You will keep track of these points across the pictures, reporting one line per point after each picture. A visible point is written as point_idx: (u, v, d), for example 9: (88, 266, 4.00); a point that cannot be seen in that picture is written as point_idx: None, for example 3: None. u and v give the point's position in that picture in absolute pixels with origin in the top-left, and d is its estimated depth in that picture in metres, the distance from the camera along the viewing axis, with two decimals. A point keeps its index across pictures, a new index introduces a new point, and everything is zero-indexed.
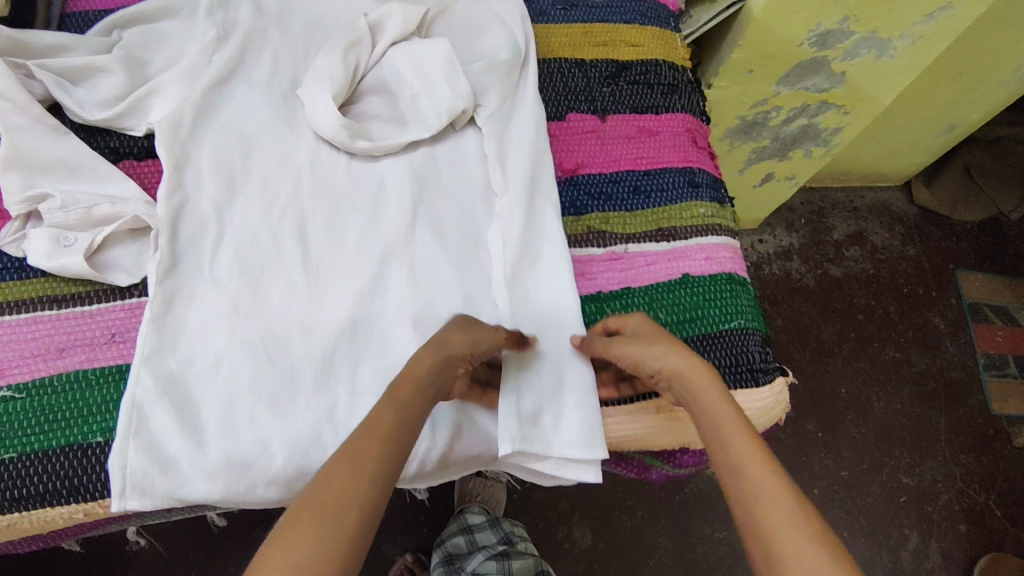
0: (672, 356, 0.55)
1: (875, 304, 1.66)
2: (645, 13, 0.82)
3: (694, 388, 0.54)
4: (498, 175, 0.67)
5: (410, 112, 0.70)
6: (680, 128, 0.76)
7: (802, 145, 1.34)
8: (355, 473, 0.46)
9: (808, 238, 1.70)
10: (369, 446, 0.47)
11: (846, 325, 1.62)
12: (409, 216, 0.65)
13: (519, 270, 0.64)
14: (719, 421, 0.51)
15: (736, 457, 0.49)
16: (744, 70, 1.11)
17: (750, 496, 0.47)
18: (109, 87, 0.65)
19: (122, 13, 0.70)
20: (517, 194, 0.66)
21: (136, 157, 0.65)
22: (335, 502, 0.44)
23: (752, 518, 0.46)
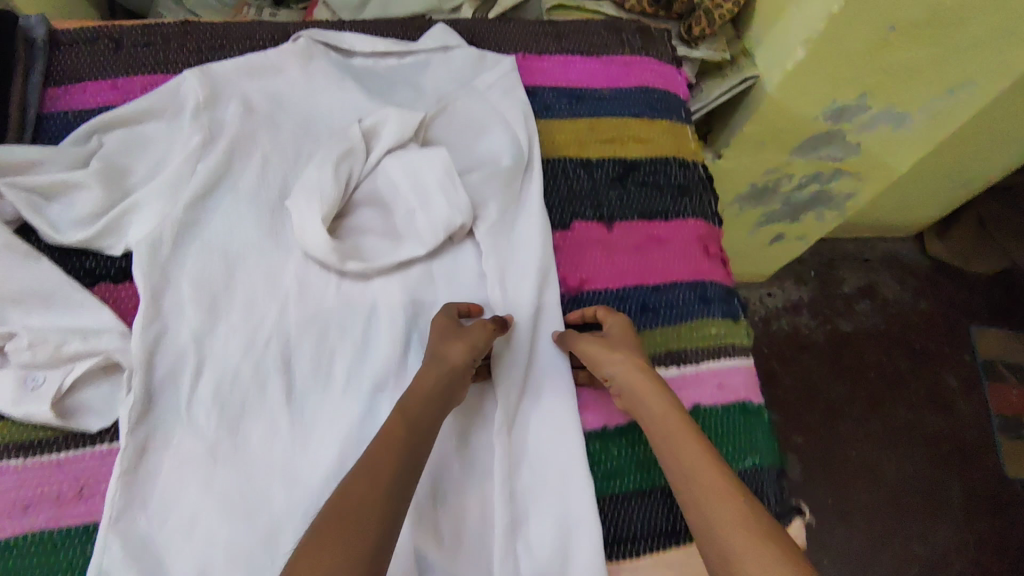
0: (629, 363, 0.59)
1: (887, 360, 1.61)
2: (655, 105, 0.79)
3: (646, 397, 0.58)
4: (498, 298, 0.64)
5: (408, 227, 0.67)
6: (691, 234, 0.72)
7: (814, 209, 1.30)
8: (373, 492, 0.49)
9: (818, 291, 1.66)
10: (384, 467, 0.50)
11: (858, 384, 1.57)
12: (400, 345, 0.61)
13: (517, 406, 0.61)
14: (671, 430, 0.56)
15: (690, 464, 0.54)
16: (756, 142, 1.06)
17: (704, 504, 0.51)
18: (86, 205, 0.61)
19: (102, 117, 0.66)
20: (519, 318, 0.64)
21: (113, 279, 0.62)
22: (354, 520, 0.47)
23: (705, 524, 0.50)
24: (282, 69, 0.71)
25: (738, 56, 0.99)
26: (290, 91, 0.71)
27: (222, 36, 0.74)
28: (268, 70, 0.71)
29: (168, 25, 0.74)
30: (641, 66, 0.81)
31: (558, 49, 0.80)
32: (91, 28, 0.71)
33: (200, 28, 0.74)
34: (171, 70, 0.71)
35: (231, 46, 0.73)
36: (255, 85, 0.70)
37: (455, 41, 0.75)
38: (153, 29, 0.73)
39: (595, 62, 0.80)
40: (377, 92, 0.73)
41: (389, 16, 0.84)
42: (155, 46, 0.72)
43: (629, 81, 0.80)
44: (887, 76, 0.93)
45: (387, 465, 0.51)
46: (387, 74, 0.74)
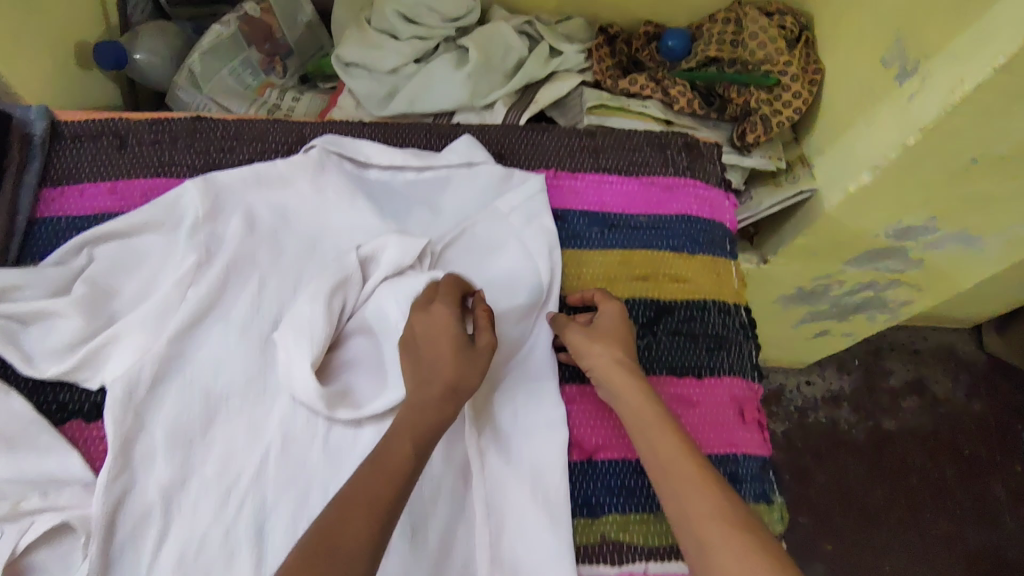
0: (604, 352, 0.59)
1: (931, 466, 1.48)
2: (697, 239, 0.72)
3: (623, 390, 0.57)
4: (498, 470, 0.58)
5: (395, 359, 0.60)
6: (725, 396, 0.66)
7: (865, 312, 1.19)
8: (391, 471, 0.48)
9: (860, 383, 1.54)
10: (401, 445, 0.50)
11: (898, 488, 1.45)
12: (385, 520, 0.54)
13: None
14: (649, 422, 0.54)
15: (666, 453, 0.52)
16: (808, 253, 0.97)
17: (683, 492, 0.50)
18: (63, 334, 0.57)
19: (93, 230, 0.61)
20: (518, 488, 0.58)
21: (86, 416, 0.58)
22: (368, 500, 0.46)
23: (681, 512, 0.49)
24: (291, 180, 0.66)
25: (795, 164, 0.90)
26: (298, 206, 0.66)
27: (234, 136, 0.69)
28: (277, 181, 0.65)
29: (178, 118, 0.69)
30: (684, 189, 0.74)
31: (592, 166, 0.73)
32: (97, 120, 0.67)
33: (211, 125, 0.69)
34: (174, 174, 0.66)
35: (242, 148, 0.68)
36: (262, 197, 0.65)
37: (480, 157, 0.69)
38: (162, 124, 0.68)
39: (634, 183, 0.73)
40: (391, 211, 0.68)
41: (415, 111, 0.79)
42: (161, 145, 0.67)
43: (670, 207, 0.73)
44: (963, 204, 0.83)
45: (407, 448, 0.50)
46: (404, 190, 0.69)
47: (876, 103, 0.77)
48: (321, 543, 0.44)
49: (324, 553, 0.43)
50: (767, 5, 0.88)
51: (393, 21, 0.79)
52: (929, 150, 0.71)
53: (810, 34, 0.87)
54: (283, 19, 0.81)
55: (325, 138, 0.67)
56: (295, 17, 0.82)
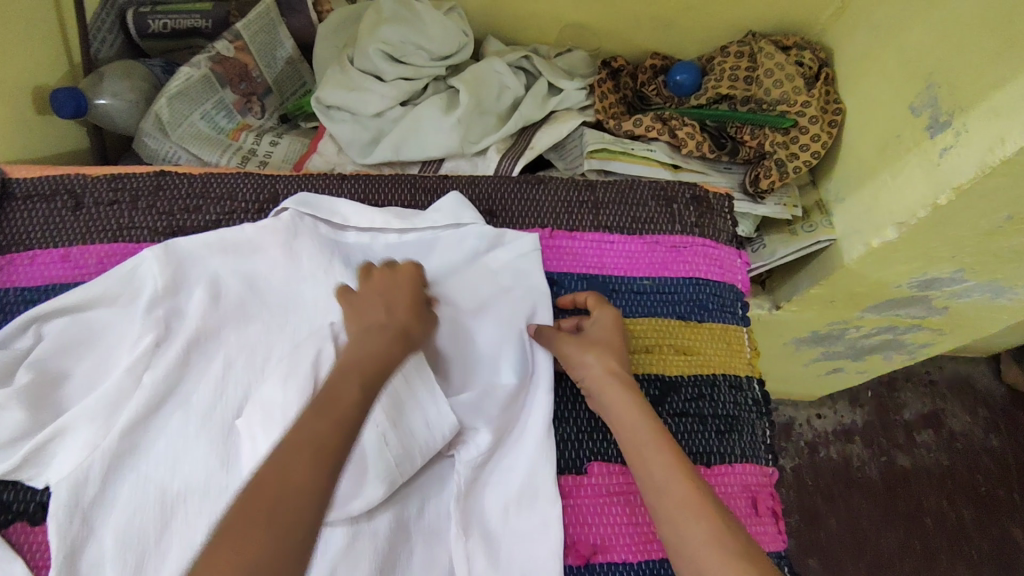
0: (597, 363, 0.56)
1: (946, 506, 1.30)
2: (706, 304, 0.66)
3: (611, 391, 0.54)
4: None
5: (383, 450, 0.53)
6: (736, 485, 0.60)
7: (881, 352, 1.12)
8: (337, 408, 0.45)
9: (873, 417, 1.37)
10: (347, 392, 0.47)
11: (912, 530, 1.28)
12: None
13: None
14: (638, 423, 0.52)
15: (658, 473, 0.49)
16: (823, 301, 0.90)
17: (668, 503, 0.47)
18: (5, 429, 0.51)
19: (41, 306, 0.55)
20: None
21: (31, 517, 0.53)
22: (311, 456, 0.43)
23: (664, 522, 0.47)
24: (260, 247, 0.60)
25: (812, 210, 0.84)
26: (268, 275, 0.60)
27: (200, 194, 0.63)
28: (245, 248, 0.60)
29: (141, 174, 0.63)
30: (693, 248, 0.67)
31: (592, 224, 0.67)
32: (51, 177, 0.61)
33: (177, 182, 0.63)
34: (134, 238, 0.60)
35: (208, 208, 0.62)
36: (230, 265, 0.59)
37: (469, 217, 0.63)
38: (123, 181, 0.62)
39: (638, 243, 0.67)
40: None
41: (401, 159, 0.73)
42: (120, 205, 0.61)
43: (678, 268, 0.67)
44: (996, 258, 0.76)
45: (352, 393, 0.46)
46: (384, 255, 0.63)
47: (902, 155, 0.70)
48: (263, 492, 0.41)
49: (266, 505, 0.41)
50: (783, 38, 0.83)
51: (377, 60, 0.73)
52: (960, 210, 0.65)
53: (829, 71, 0.82)
54: (260, 56, 0.76)
55: (296, 199, 0.61)
56: (273, 54, 0.77)
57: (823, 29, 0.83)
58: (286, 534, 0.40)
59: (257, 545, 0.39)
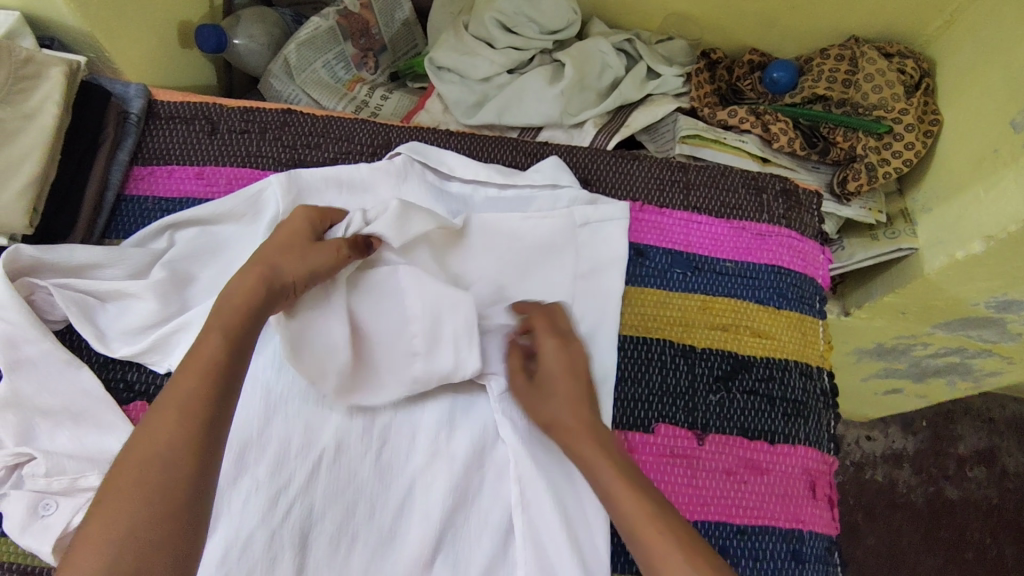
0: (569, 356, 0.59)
1: (991, 543, 1.27)
2: (785, 292, 0.67)
3: (556, 378, 0.58)
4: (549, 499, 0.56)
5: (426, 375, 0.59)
6: (798, 467, 0.61)
7: (944, 375, 1.09)
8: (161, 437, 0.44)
9: (927, 445, 1.32)
10: (205, 349, 0.48)
11: (949, 562, 1.25)
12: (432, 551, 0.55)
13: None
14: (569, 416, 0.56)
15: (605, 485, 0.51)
16: (896, 311, 0.90)
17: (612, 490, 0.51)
18: (138, 316, 0.57)
19: (178, 214, 0.61)
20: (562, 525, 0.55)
21: (150, 398, 0.57)
22: (177, 405, 0.45)
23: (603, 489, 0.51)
24: (372, 186, 0.64)
25: (896, 218, 0.85)
26: (376, 213, 0.64)
27: (320, 133, 0.68)
28: (358, 186, 0.64)
29: (270, 110, 0.69)
30: (777, 239, 0.69)
31: (682, 204, 0.69)
32: (191, 103, 0.67)
33: (301, 120, 0.68)
34: (260, 166, 0.66)
35: (327, 146, 0.67)
36: (342, 200, 0.64)
37: (566, 180, 0.66)
38: (253, 115, 0.68)
39: (724, 226, 0.68)
40: None
41: (503, 122, 0.77)
42: (251, 135, 0.67)
43: (760, 255, 0.68)
44: None
45: (209, 350, 0.48)
46: (483, 206, 0.66)
47: (999, 170, 0.71)
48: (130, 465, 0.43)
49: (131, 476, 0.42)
50: (887, 45, 0.83)
51: (491, 29, 0.77)
52: None
53: (930, 81, 0.82)
54: (381, 15, 0.81)
55: (410, 146, 0.66)
56: (392, 15, 0.82)
57: (927, 39, 0.83)
58: (157, 487, 0.42)
59: (129, 506, 0.41)
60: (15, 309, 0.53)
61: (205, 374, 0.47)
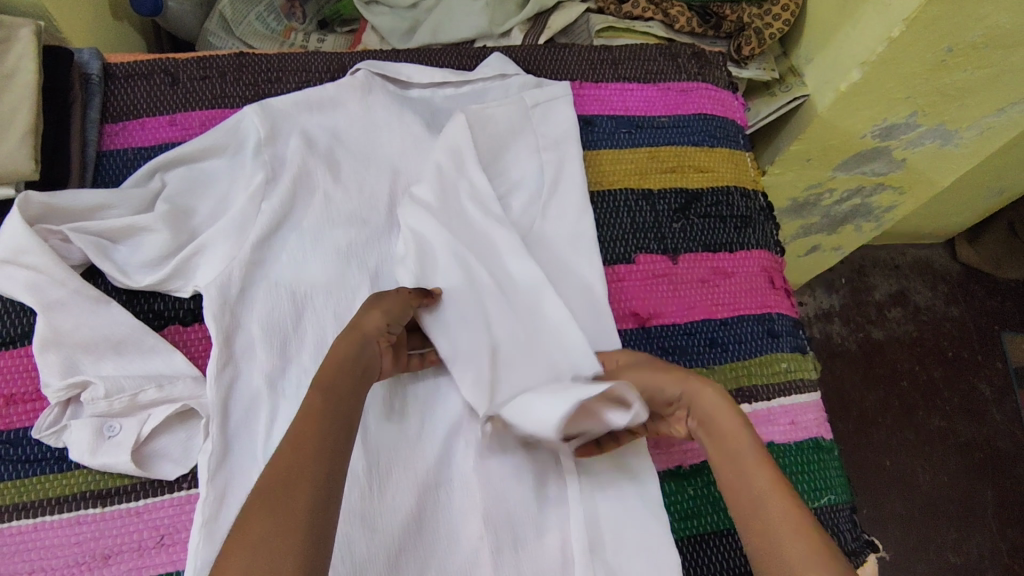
0: (695, 391, 0.55)
1: (920, 369, 1.42)
2: (714, 133, 0.78)
3: (718, 419, 0.54)
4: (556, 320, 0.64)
5: (477, 271, 0.64)
6: (756, 266, 0.72)
7: (852, 222, 1.24)
8: (299, 461, 0.44)
9: (849, 299, 1.47)
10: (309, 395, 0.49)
11: (890, 392, 1.39)
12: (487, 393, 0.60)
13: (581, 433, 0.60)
14: (741, 450, 0.51)
15: (758, 497, 0.48)
16: (802, 159, 1.04)
17: (772, 535, 0.46)
18: (153, 248, 0.60)
19: (164, 155, 0.64)
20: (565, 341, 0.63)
21: (182, 321, 0.61)
22: (296, 439, 0.45)
23: (756, 511, 0.48)
24: (340, 102, 0.70)
25: (787, 74, 0.98)
26: (349, 126, 0.70)
27: (278, 68, 0.72)
28: (328, 104, 0.70)
29: (223, 55, 0.72)
30: (698, 92, 0.79)
31: (614, 76, 0.78)
32: (146, 60, 0.70)
33: (255, 59, 0.72)
34: (228, 104, 0.70)
35: (288, 78, 0.72)
36: (315, 119, 0.69)
37: (512, 69, 0.74)
38: (209, 61, 0.71)
39: (653, 89, 0.79)
40: (437, 124, 0.72)
41: (439, 42, 0.84)
42: (212, 79, 0.70)
43: (687, 108, 0.79)
44: (941, 96, 0.88)
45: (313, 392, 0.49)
46: (445, 105, 0.74)
47: (858, 7, 0.84)
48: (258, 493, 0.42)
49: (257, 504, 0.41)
50: None
51: None
52: (911, 40, 0.79)
53: None
54: None
55: (367, 62, 0.72)
56: None
57: None
58: (280, 517, 0.40)
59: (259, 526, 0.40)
60: (37, 251, 0.55)
61: (320, 412, 0.47)
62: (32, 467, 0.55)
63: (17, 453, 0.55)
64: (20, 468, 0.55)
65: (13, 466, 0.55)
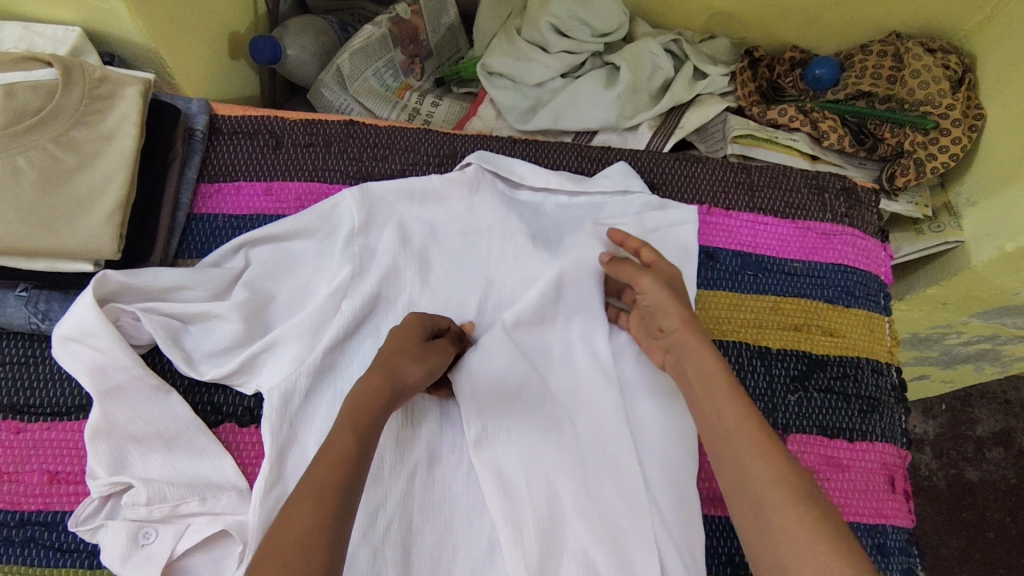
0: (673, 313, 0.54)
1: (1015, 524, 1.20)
2: (852, 291, 0.68)
3: (688, 351, 0.52)
4: (638, 494, 0.56)
5: (557, 425, 0.58)
6: (876, 462, 0.62)
7: (974, 362, 1.07)
8: (313, 505, 0.42)
9: (946, 429, 1.25)
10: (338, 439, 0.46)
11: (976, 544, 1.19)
12: (538, 562, 0.54)
13: None
14: (711, 382, 0.50)
15: (729, 428, 0.47)
16: (935, 302, 0.91)
17: (739, 459, 0.46)
18: (223, 338, 0.57)
19: (253, 232, 0.60)
20: (639, 527, 0.55)
21: (239, 420, 0.57)
22: (313, 491, 0.43)
23: (724, 440, 0.47)
24: (445, 197, 0.64)
25: (940, 211, 0.86)
26: (449, 225, 0.64)
27: (385, 144, 0.67)
28: (432, 196, 0.64)
29: (332, 121, 0.67)
30: (842, 238, 0.69)
31: (747, 205, 0.70)
32: (253, 116, 0.66)
33: (364, 130, 0.67)
34: (328, 179, 0.65)
35: (394, 157, 0.67)
36: (415, 212, 0.63)
37: (637, 186, 0.67)
38: (317, 127, 0.66)
39: (790, 226, 0.69)
40: (542, 235, 0.65)
41: (559, 127, 0.77)
42: (316, 148, 0.66)
43: (826, 255, 0.69)
44: None
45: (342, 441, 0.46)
46: (555, 214, 0.67)
47: None
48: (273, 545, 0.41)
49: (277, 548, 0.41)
50: (929, 40, 0.83)
51: (546, 35, 0.76)
52: None
53: (971, 76, 0.82)
54: (428, 22, 0.81)
55: (479, 155, 0.65)
56: (438, 20, 0.82)
57: (966, 34, 0.83)
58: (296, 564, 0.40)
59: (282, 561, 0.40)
60: (105, 336, 0.52)
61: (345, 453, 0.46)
62: (61, 558, 0.52)
63: (50, 539, 0.53)
64: (50, 557, 0.52)
65: (44, 551, 0.52)
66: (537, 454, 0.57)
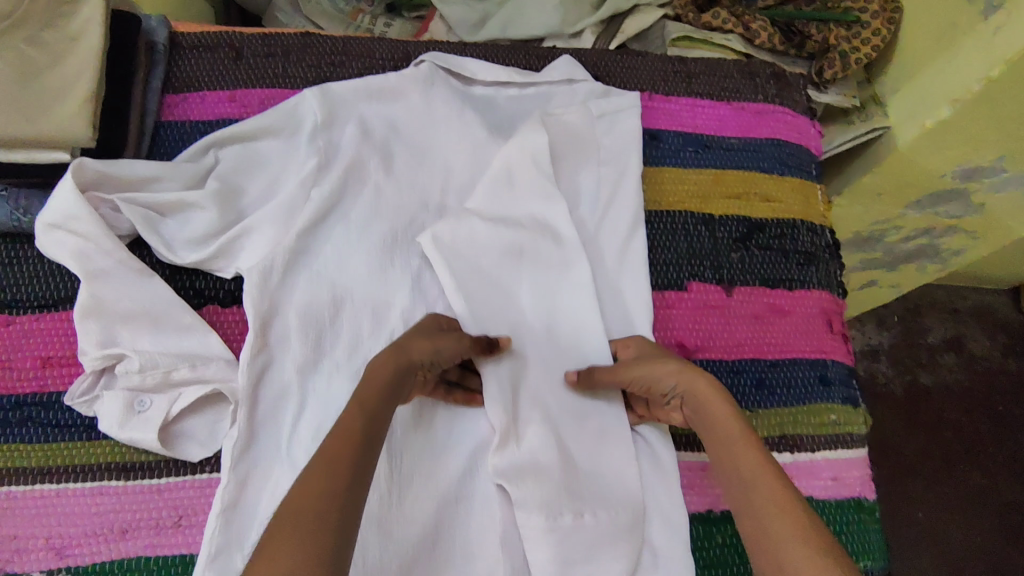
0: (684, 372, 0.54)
1: (969, 422, 1.26)
2: (786, 162, 0.73)
3: (707, 414, 0.52)
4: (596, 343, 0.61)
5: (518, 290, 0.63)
6: (815, 307, 0.68)
7: (915, 261, 1.08)
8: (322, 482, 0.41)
9: (900, 339, 1.31)
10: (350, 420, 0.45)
11: (934, 442, 1.24)
12: (511, 400, 0.58)
13: (596, 463, 0.59)
14: (732, 444, 0.49)
15: (751, 489, 0.46)
16: (872, 194, 0.97)
17: (761, 516, 0.45)
18: (200, 226, 0.60)
19: (222, 130, 0.64)
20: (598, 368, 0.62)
21: (221, 302, 0.61)
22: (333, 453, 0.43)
23: (744, 488, 0.47)
24: (402, 94, 0.68)
25: (868, 103, 0.92)
26: (408, 119, 0.68)
27: (342, 52, 0.71)
28: (389, 94, 0.68)
29: (290, 34, 0.71)
30: (774, 116, 0.75)
31: (686, 91, 0.75)
32: (213, 31, 0.69)
33: (321, 41, 0.71)
34: (290, 85, 0.69)
35: (350, 64, 0.71)
36: (374, 109, 0.67)
37: (581, 75, 0.72)
38: (274, 39, 0.70)
39: (726, 107, 0.75)
40: (496, 126, 0.69)
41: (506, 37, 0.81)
42: (275, 57, 0.69)
43: (760, 131, 0.74)
44: None
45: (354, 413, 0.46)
46: (508, 105, 0.71)
47: (958, 42, 0.79)
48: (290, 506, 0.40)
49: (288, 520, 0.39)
50: None
51: None
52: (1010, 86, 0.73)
53: None
54: None
55: (433, 54, 0.69)
56: None
57: None
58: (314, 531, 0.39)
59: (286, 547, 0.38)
60: (86, 218, 0.55)
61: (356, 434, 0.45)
62: (60, 432, 0.56)
63: (48, 417, 0.56)
64: (48, 433, 0.55)
65: (42, 429, 0.56)
66: (503, 314, 0.62)
